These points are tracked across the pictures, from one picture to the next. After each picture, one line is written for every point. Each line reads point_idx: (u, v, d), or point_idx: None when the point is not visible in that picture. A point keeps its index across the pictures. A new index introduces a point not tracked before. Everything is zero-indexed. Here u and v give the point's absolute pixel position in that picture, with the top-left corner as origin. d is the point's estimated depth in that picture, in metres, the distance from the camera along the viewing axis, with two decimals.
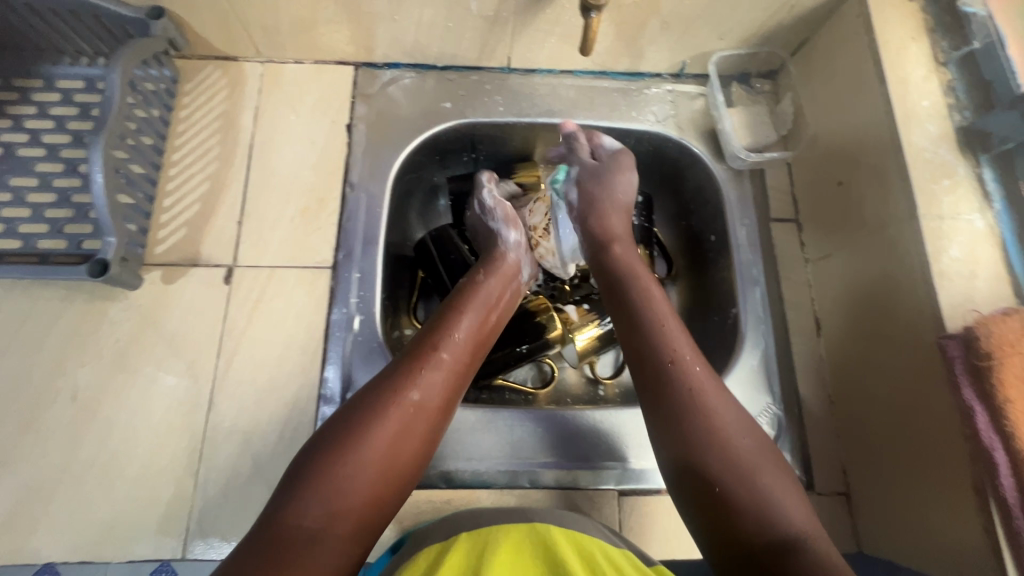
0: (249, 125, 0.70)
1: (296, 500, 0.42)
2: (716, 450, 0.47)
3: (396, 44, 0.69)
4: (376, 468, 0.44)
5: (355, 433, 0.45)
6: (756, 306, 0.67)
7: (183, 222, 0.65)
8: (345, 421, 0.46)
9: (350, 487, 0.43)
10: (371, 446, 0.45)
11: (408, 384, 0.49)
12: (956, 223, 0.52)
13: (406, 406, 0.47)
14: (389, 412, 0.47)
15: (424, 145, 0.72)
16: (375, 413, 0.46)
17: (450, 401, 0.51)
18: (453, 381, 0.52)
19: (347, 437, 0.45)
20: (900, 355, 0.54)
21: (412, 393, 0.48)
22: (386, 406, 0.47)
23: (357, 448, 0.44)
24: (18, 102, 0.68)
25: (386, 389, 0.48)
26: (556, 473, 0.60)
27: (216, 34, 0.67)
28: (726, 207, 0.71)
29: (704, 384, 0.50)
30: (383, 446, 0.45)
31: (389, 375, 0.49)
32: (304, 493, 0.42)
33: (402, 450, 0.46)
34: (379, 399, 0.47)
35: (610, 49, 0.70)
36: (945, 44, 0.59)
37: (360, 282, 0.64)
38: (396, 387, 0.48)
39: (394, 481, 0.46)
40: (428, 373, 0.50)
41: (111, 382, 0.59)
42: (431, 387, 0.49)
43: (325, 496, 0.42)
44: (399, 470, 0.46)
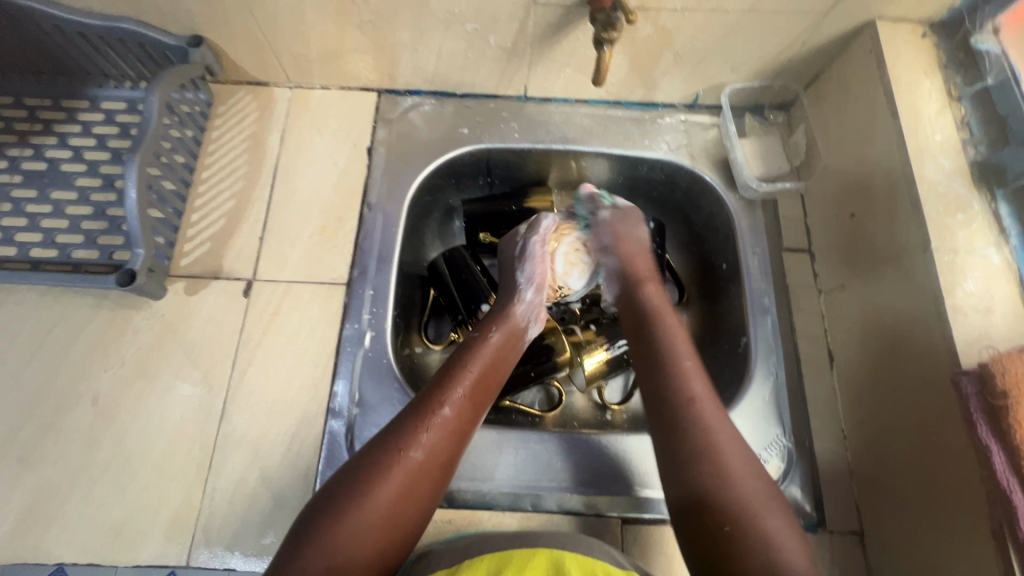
0: (276, 147, 0.73)
1: (301, 563, 0.42)
2: (708, 479, 0.48)
3: (419, 72, 0.72)
4: (378, 531, 0.45)
5: (357, 496, 0.45)
6: (767, 335, 0.66)
7: (208, 236, 0.68)
8: (347, 479, 0.47)
9: (351, 553, 0.43)
10: (367, 514, 0.45)
11: (411, 443, 0.49)
12: (970, 258, 0.52)
13: (408, 465, 0.48)
14: (390, 472, 0.47)
15: (441, 168, 0.74)
16: (376, 476, 0.47)
17: (455, 452, 0.51)
18: (455, 432, 0.52)
19: (351, 497, 0.45)
20: (914, 394, 0.53)
21: (413, 452, 0.48)
22: (382, 471, 0.47)
23: (352, 516, 0.44)
24: (64, 122, 0.72)
25: (387, 448, 0.48)
26: (559, 497, 0.59)
27: (250, 61, 0.71)
28: (737, 235, 0.71)
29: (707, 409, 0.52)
30: (381, 510, 0.46)
31: (388, 434, 0.50)
32: (307, 553, 0.43)
33: (405, 508, 0.47)
34: (381, 458, 0.48)
35: (624, 80, 0.72)
36: (959, 80, 0.59)
37: (373, 299, 0.66)
38: (398, 449, 0.48)
39: (396, 539, 0.46)
40: (433, 430, 0.50)
41: (131, 388, 0.61)
42: (433, 446, 0.50)
43: (324, 561, 0.43)
44: (402, 529, 0.46)
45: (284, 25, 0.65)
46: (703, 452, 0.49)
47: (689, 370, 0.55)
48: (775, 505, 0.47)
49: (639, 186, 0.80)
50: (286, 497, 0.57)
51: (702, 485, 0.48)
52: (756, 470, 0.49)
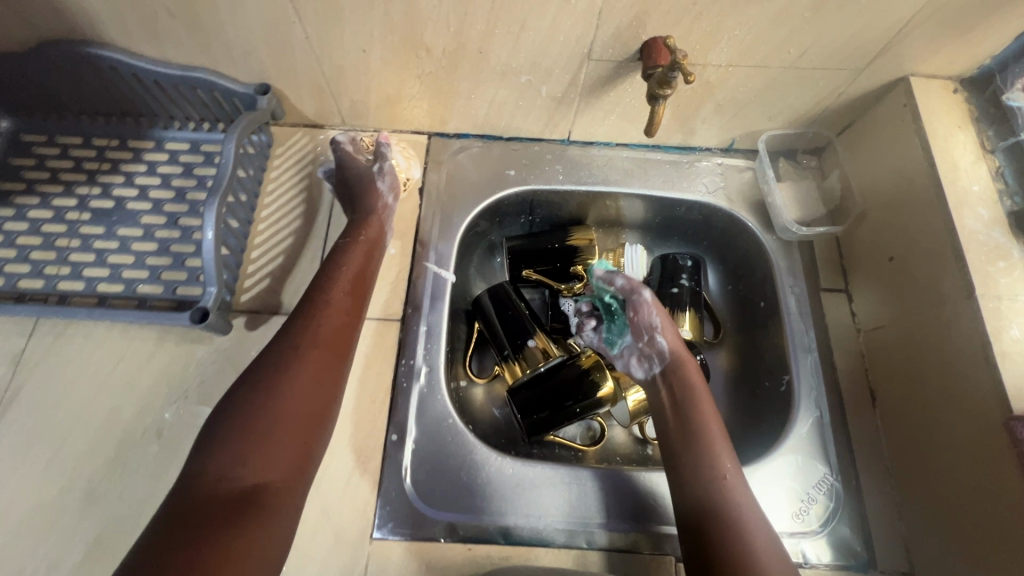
0: (331, 187, 0.76)
1: (220, 459, 0.48)
2: (712, 504, 0.56)
3: (469, 118, 0.76)
4: (257, 443, 0.50)
5: (247, 412, 0.51)
6: (810, 374, 0.68)
7: (268, 272, 0.70)
8: (241, 399, 0.52)
9: (273, 470, 0.50)
10: (282, 438, 0.51)
11: (292, 365, 0.55)
12: (1015, 304, 0.54)
13: (286, 387, 0.53)
14: (280, 395, 0.53)
15: (488, 208, 0.78)
16: (260, 395, 0.52)
17: (334, 381, 0.57)
18: (328, 357, 0.57)
19: (240, 413, 0.51)
20: (964, 437, 0.55)
21: (297, 378, 0.54)
22: (271, 388, 0.53)
23: (269, 435, 0.51)
24: (130, 161, 0.76)
25: (278, 373, 0.54)
26: (613, 535, 0.60)
27: (310, 106, 0.75)
28: (775, 275, 0.74)
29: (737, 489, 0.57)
30: (283, 434, 0.51)
31: (296, 355, 0.56)
32: (222, 460, 0.48)
33: (293, 427, 0.52)
34: (285, 377, 0.54)
35: (664, 126, 0.76)
36: (991, 133, 0.62)
37: (427, 335, 0.68)
38: (276, 375, 0.54)
39: (298, 457, 0.52)
40: (301, 360, 0.56)
41: (194, 421, 0.62)
42: (310, 372, 0.55)
43: (241, 465, 0.48)
44: (295, 447, 0.52)
45: (349, 75, 0.68)
46: (734, 534, 0.54)
47: (723, 451, 0.60)
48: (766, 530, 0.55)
49: (676, 225, 0.83)
50: (346, 531, 0.59)
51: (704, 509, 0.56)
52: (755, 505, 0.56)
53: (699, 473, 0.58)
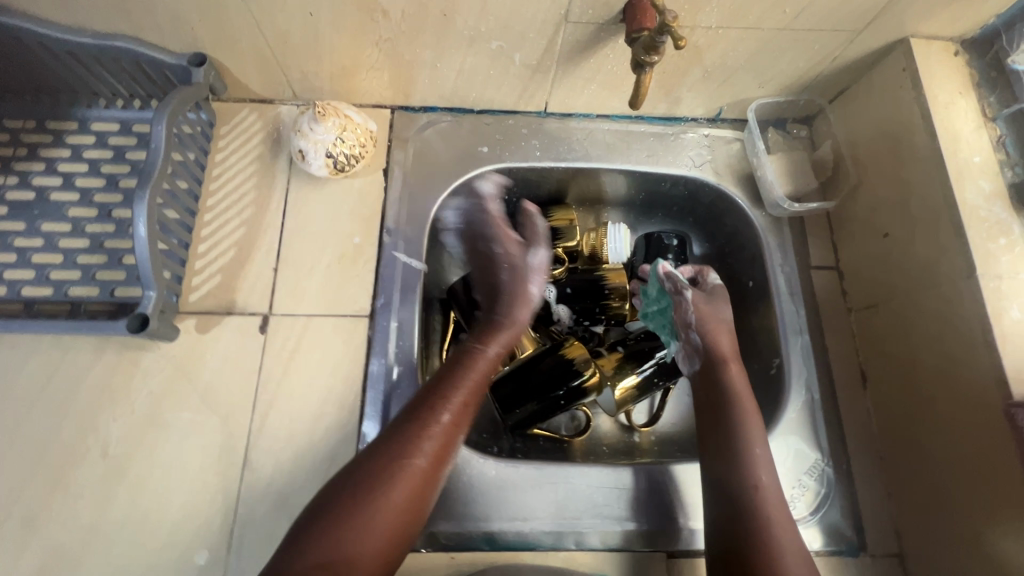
0: (285, 169, 0.68)
1: (297, 557, 0.45)
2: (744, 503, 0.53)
3: (436, 89, 0.69)
4: (348, 546, 0.46)
5: (351, 510, 0.47)
6: (801, 357, 0.65)
7: (218, 268, 0.64)
8: (342, 486, 0.49)
9: (357, 553, 0.46)
10: (370, 524, 0.47)
11: (400, 453, 0.50)
12: (1015, 283, 0.52)
13: (399, 468, 0.50)
14: (394, 476, 0.49)
15: (461, 189, 0.72)
16: (370, 485, 0.49)
17: (446, 454, 0.53)
18: (451, 440, 0.53)
19: (346, 503, 0.48)
20: (960, 421, 0.53)
21: (416, 460, 0.51)
22: (394, 474, 0.49)
23: (353, 525, 0.47)
24: (51, 145, 0.67)
25: (387, 457, 0.50)
26: (604, 534, 0.58)
27: (255, 78, 0.67)
28: (765, 253, 0.70)
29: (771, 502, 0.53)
30: (366, 524, 0.47)
31: (377, 446, 0.51)
32: (302, 557, 0.45)
33: (400, 518, 0.49)
34: (390, 462, 0.50)
35: (649, 95, 0.70)
36: (992, 99, 0.59)
37: (399, 331, 0.63)
38: (394, 463, 0.50)
39: (393, 547, 0.48)
40: (418, 435, 0.52)
41: (144, 437, 0.57)
42: (425, 454, 0.51)
43: (354, 544, 0.46)
44: (384, 536, 0.48)
45: (296, 42, 0.60)
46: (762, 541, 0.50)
47: (758, 459, 0.55)
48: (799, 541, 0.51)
49: (662, 202, 0.78)
50: None
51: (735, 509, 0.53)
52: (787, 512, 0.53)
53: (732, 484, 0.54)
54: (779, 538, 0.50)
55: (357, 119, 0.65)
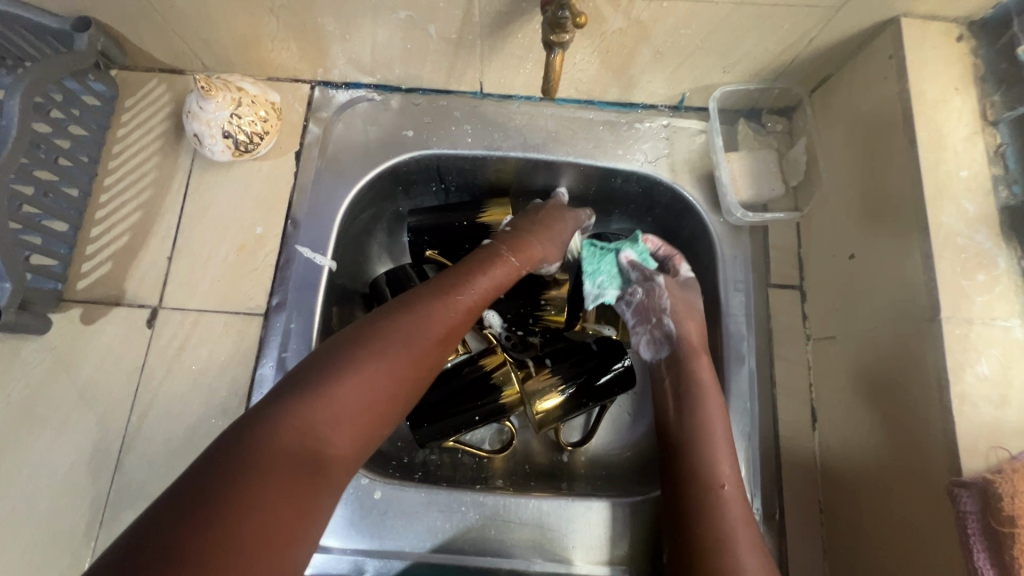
0: (190, 148, 0.63)
1: (287, 399, 0.41)
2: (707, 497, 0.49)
3: (354, 63, 0.62)
4: (349, 407, 0.42)
5: (342, 362, 0.43)
6: (743, 390, 0.57)
7: (109, 255, 0.59)
8: (327, 352, 0.45)
9: (340, 426, 0.42)
10: (352, 397, 0.42)
11: (405, 325, 0.47)
12: (988, 330, 0.42)
13: (404, 346, 0.46)
14: (392, 346, 0.46)
15: (383, 177, 0.65)
16: (372, 344, 0.45)
17: (450, 339, 0.50)
18: (458, 329, 0.51)
19: (339, 363, 0.43)
20: (904, 486, 0.45)
21: (421, 332, 0.47)
22: (392, 330, 0.46)
23: (342, 384, 0.42)
24: None
25: (388, 326, 0.47)
26: (488, 573, 0.53)
27: (157, 46, 0.61)
28: (718, 265, 0.61)
29: (730, 503, 0.49)
30: (362, 388, 0.43)
31: (385, 313, 0.48)
32: (283, 405, 0.40)
33: (395, 389, 0.45)
34: (386, 330, 0.46)
35: (595, 77, 0.61)
36: (998, 98, 0.48)
37: (292, 334, 0.57)
38: (396, 328, 0.47)
39: (379, 424, 0.44)
40: (427, 315, 0.49)
41: (15, 431, 0.54)
42: (437, 321, 0.49)
43: (343, 408, 0.42)
44: (381, 410, 0.44)
45: (184, 8, 0.54)
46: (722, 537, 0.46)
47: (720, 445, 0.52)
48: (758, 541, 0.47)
49: (614, 199, 0.69)
50: None
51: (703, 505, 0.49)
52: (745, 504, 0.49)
53: (692, 481, 0.50)
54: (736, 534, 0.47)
55: (253, 89, 0.59)
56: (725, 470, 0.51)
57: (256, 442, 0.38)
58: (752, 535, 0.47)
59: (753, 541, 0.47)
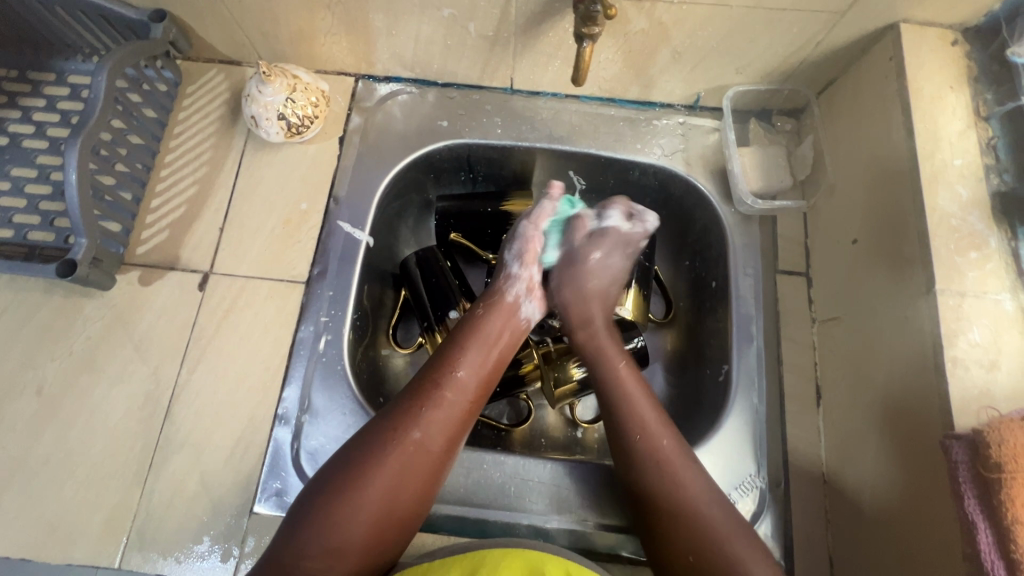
0: (243, 131, 0.69)
1: (301, 535, 0.46)
2: (660, 489, 0.50)
3: (396, 58, 0.67)
4: (365, 520, 0.47)
5: (347, 484, 0.48)
6: (750, 366, 0.61)
7: (167, 224, 0.65)
8: (343, 461, 0.49)
9: (351, 528, 0.47)
10: (373, 491, 0.48)
11: (410, 423, 0.51)
12: (980, 302, 0.46)
13: (400, 448, 0.50)
14: (390, 452, 0.49)
15: (417, 163, 0.70)
16: (373, 461, 0.49)
17: (454, 439, 0.53)
18: (463, 413, 0.54)
19: (351, 476, 0.48)
20: (901, 449, 0.48)
21: (413, 434, 0.51)
22: (386, 447, 0.50)
23: (359, 489, 0.48)
24: (29, 95, 0.69)
25: (387, 431, 0.50)
26: (508, 525, 0.56)
27: (219, 38, 0.67)
28: (729, 252, 0.65)
29: (663, 448, 0.52)
30: (375, 501, 0.48)
31: (379, 420, 0.51)
32: (304, 535, 0.46)
33: (402, 491, 0.49)
34: (381, 441, 0.50)
35: (617, 76, 0.66)
36: (989, 96, 0.52)
37: (332, 301, 0.62)
38: (401, 427, 0.51)
39: (395, 514, 0.49)
40: (426, 412, 0.52)
41: (76, 379, 0.59)
42: (430, 429, 0.51)
43: (358, 506, 0.47)
44: (397, 505, 0.49)
45: (250, 3, 0.60)
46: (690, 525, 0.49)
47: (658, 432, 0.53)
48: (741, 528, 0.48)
49: (631, 192, 0.74)
50: (224, 505, 0.55)
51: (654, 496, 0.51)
52: (696, 466, 0.52)
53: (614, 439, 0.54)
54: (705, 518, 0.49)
55: (307, 78, 0.65)
56: (653, 426, 0.53)
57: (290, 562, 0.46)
58: (703, 479, 0.51)
59: (705, 488, 0.50)
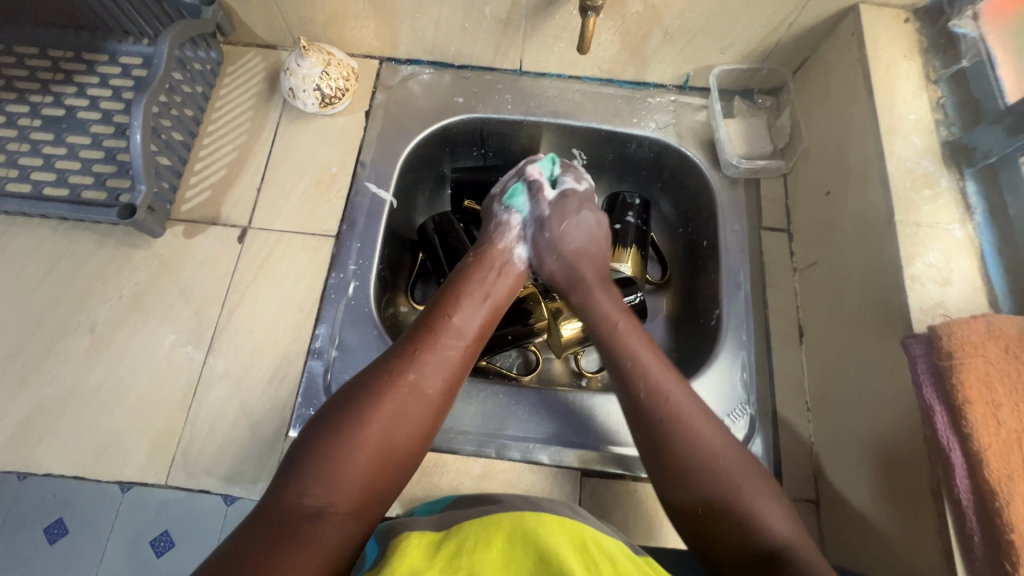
0: (279, 105, 0.76)
1: (301, 476, 0.47)
2: (687, 459, 0.52)
3: (418, 41, 0.75)
4: (366, 455, 0.49)
5: (347, 424, 0.50)
6: (739, 309, 0.67)
7: (209, 185, 0.71)
8: (340, 406, 0.52)
9: (352, 465, 0.48)
10: (372, 426, 0.50)
11: (405, 367, 0.55)
12: (933, 231, 0.53)
13: (399, 388, 0.53)
14: (387, 392, 0.53)
15: (435, 135, 0.77)
16: (370, 400, 0.52)
17: (447, 383, 0.56)
18: (454, 361, 0.58)
19: (349, 416, 0.51)
20: (871, 363, 0.54)
21: (408, 376, 0.54)
22: (384, 388, 0.53)
23: (357, 426, 0.50)
24: (84, 73, 0.77)
25: (384, 375, 0.54)
26: (523, 448, 0.61)
27: (260, 23, 0.75)
28: (718, 212, 0.73)
29: (662, 387, 0.55)
30: (375, 437, 0.50)
31: (375, 370, 0.55)
32: (303, 475, 0.47)
33: (398, 427, 0.52)
34: (378, 383, 0.53)
35: (615, 56, 0.74)
36: (937, 64, 0.61)
37: (360, 251, 0.68)
38: (397, 370, 0.54)
39: (394, 451, 0.51)
40: (423, 358, 0.56)
41: (126, 318, 0.64)
42: (425, 373, 0.55)
43: (358, 442, 0.49)
44: (395, 442, 0.51)
45: None
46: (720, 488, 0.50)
47: (669, 389, 0.55)
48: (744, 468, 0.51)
49: (628, 164, 0.82)
50: (262, 429, 0.60)
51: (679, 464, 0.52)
52: (701, 415, 0.54)
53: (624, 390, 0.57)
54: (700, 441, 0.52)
55: (340, 56, 0.73)
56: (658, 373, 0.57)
57: (292, 505, 0.46)
58: (705, 422, 0.54)
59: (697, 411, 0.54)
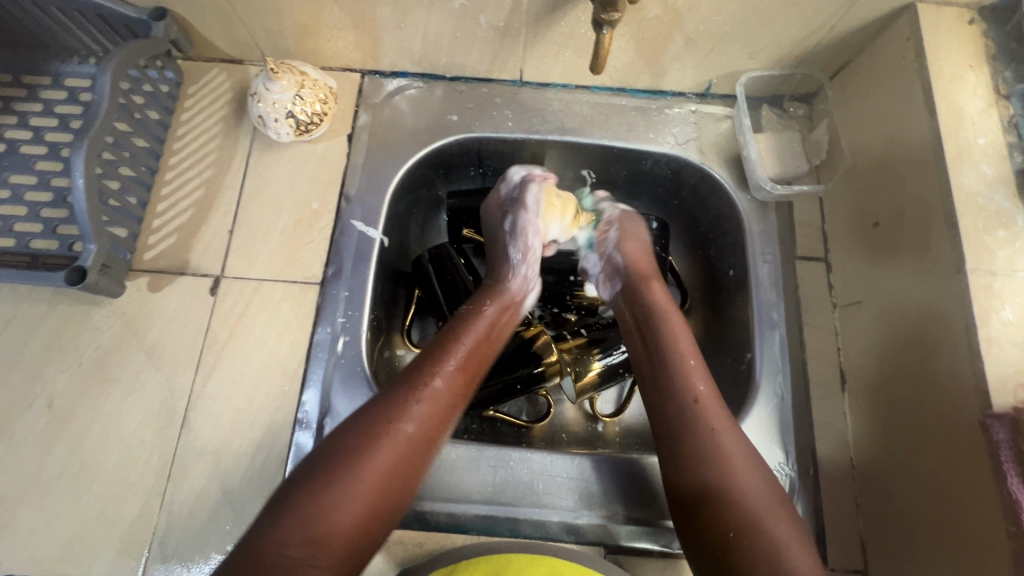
0: (249, 131, 0.67)
1: (283, 524, 0.41)
2: (714, 478, 0.46)
3: (403, 52, 0.66)
4: (356, 504, 0.43)
5: (338, 468, 0.44)
6: (774, 353, 0.60)
7: (174, 228, 0.63)
8: (333, 446, 0.46)
9: (337, 516, 0.42)
10: (364, 474, 0.44)
11: (404, 410, 0.48)
12: (1011, 281, 0.46)
13: (396, 433, 0.47)
14: (383, 436, 0.46)
15: (427, 159, 0.69)
16: (366, 443, 0.46)
17: (445, 432, 0.50)
18: (455, 404, 0.52)
19: (342, 459, 0.45)
20: (934, 430, 0.48)
21: (405, 424, 0.48)
22: (380, 431, 0.47)
23: (345, 476, 0.44)
24: (25, 99, 0.67)
25: (380, 415, 0.48)
26: (539, 523, 0.55)
27: (221, 36, 0.65)
28: (747, 239, 0.65)
29: (713, 415, 0.50)
30: (365, 484, 0.44)
31: (373, 405, 0.49)
32: (286, 521, 0.41)
33: (392, 478, 0.46)
34: (373, 424, 0.47)
35: (629, 65, 0.65)
36: (1008, 74, 0.52)
37: (348, 301, 0.61)
38: (394, 412, 0.48)
39: (383, 503, 0.45)
40: (423, 399, 0.49)
41: (88, 389, 0.57)
42: (424, 417, 0.49)
43: (347, 492, 0.43)
44: (387, 494, 0.45)
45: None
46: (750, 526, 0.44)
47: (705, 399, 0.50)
48: (782, 510, 0.45)
49: (643, 182, 0.74)
50: (247, 514, 0.54)
51: (715, 493, 0.46)
52: (743, 441, 0.49)
53: (664, 402, 0.52)
54: (741, 488, 0.46)
55: (315, 74, 0.64)
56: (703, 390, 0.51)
57: (268, 555, 0.40)
58: (754, 460, 0.48)
59: (747, 455, 0.48)
